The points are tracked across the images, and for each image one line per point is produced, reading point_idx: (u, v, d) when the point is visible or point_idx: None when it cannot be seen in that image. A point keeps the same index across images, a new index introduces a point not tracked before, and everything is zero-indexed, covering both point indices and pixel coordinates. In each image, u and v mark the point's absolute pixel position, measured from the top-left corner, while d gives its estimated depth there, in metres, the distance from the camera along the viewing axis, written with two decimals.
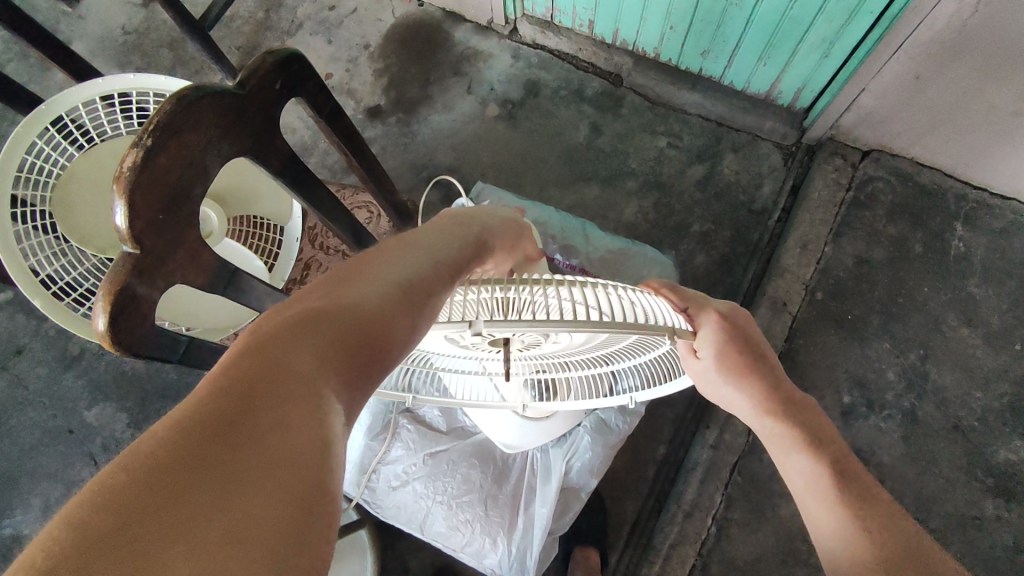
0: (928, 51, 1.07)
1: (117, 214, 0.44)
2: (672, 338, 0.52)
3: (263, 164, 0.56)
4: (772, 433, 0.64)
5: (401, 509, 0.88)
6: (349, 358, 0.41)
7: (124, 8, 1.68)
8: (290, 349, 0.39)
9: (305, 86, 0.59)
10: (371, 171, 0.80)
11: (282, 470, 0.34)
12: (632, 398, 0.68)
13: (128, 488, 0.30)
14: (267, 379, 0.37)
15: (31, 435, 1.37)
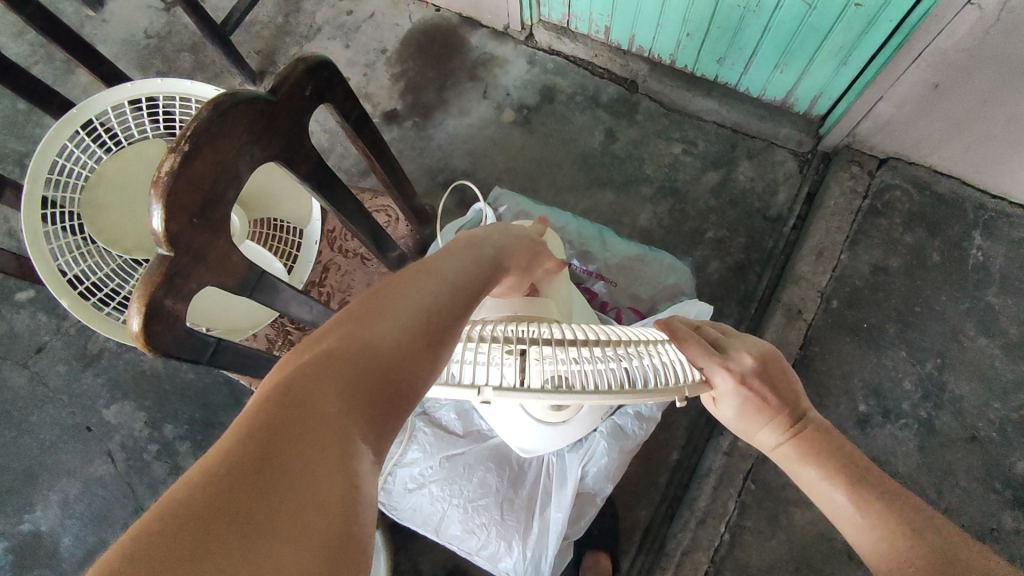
0: (947, 60, 1.07)
1: (153, 217, 0.45)
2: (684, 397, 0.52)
3: (292, 168, 0.57)
4: (802, 477, 0.64)
5: (417, 512, 0.89)
6: (375, 391, 0.40)
7: (146, 12, 1.71)
8: (338, 370, 0.40)
9: (333, 93, 0.59)
10: (393, 175, 0.80)
11: (328, 490, 0.34)
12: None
13: (192, 502, 0.31)
14: (299, 412, 0.37)
15: (51, 431, 1.39)
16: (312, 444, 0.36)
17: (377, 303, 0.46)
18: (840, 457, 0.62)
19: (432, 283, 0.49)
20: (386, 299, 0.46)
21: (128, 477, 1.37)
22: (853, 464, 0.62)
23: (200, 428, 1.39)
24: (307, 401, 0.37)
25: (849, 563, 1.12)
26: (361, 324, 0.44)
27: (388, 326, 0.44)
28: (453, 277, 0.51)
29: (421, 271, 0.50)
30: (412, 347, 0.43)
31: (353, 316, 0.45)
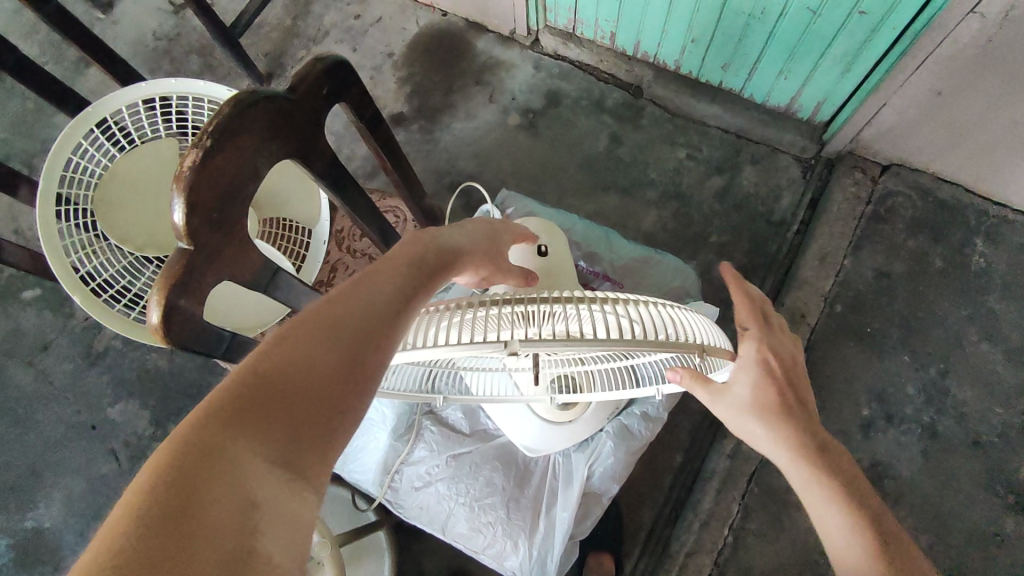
0: (950, 67, 1.08)
1: (175, 212, 0.45)
2: (703, 355, 0.51)
3: (309, 166, 0.58)
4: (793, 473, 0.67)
5: (424, 510, 0.89)
6: (293, 428, 0.42)
7: (155, 14, 1.72)
8: (257, 397, 0.41)
9: (349, 92, 0.60)
10: (404, 175, 0.81)
11: (232, 523, 0.37)
12: (660, 391, 0.69)
13: (107, 540, 0.34)
14: (214, 443, 0.39)
15: (55, 429, 1.40)
16: (222, 474, 0.38)
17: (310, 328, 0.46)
18: (838, 474, 0.66)
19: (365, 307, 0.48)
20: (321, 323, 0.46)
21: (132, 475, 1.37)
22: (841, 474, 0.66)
23: None
24: (221, 432, 0.39)
25: None
26: (291, 353, 0.44)
27: (312, 345, 0.45)
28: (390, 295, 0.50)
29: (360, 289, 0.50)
30: (343, 380, 0.45)
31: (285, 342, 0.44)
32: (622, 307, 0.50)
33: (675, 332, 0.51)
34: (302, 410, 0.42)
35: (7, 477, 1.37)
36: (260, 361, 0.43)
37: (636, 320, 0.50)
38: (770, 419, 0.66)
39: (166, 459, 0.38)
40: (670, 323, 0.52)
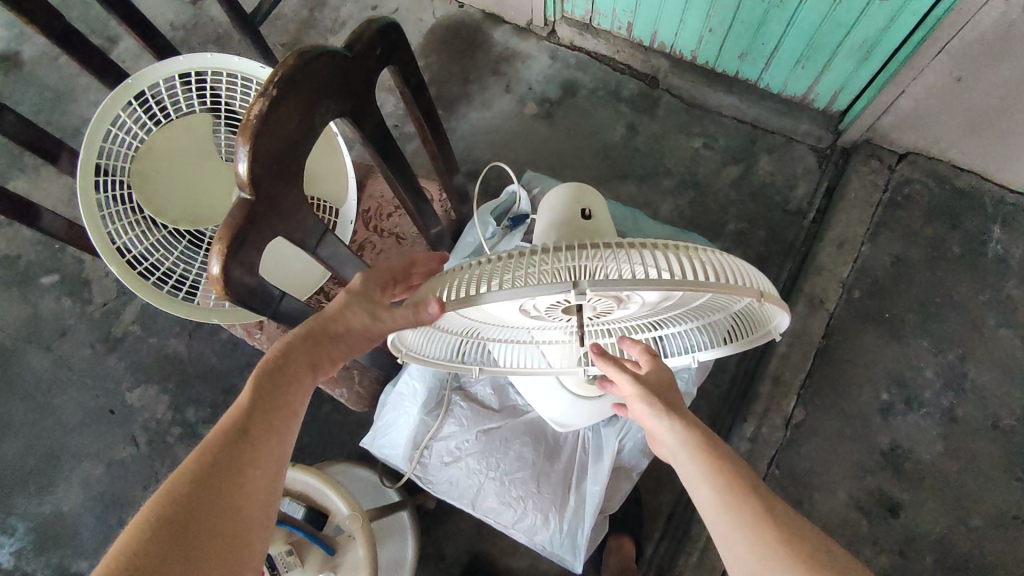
0: (971, 52, 1.09)
1: (241, 160, 0.46)
2: (759, 300, 0.52)
3: (358, 126, 0.59)
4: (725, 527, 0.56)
5: (453, 484, 0.90)
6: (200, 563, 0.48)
7: (173, 4, 1.74)
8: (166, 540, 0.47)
9: (398, 56, 0.61)
10: (442, 150, 0.81)
11: None
12: (695, 359, 0.71)
13: None
14: None
15: (74, 414, 1.40)
16: None
17: (157, 529, 0.48)
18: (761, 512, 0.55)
19: (217, 480, 0.51)
20: (172, 519, 0.48)
21: (151, 460, 1.37)
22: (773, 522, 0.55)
23: (223, 412, 1.39)
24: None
25: (874, 548, 1.14)
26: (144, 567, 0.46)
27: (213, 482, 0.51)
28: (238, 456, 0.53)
29: (215, 453, 0.52)
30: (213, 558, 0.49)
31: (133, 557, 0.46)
32: (685, 253, 0.51)
33: (733, 278, 0.52)
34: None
35: (25, 462, 1.37)
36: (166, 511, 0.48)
37: (693, 267, 0.50)
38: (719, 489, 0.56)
39: None
40: (728, 271, 0.52)
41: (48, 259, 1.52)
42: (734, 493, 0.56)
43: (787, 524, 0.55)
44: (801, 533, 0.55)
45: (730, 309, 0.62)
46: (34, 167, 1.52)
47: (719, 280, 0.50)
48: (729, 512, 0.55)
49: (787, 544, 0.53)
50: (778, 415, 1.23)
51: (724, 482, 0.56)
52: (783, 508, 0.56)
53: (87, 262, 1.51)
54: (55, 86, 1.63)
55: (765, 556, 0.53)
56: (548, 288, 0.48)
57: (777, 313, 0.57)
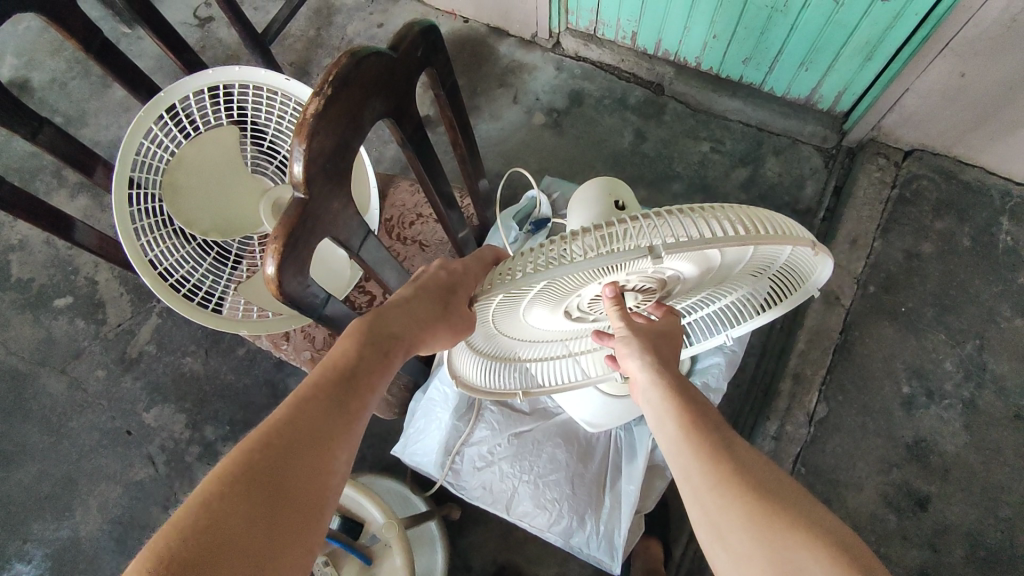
0: (974, 48, 1.11)
1: (297, 158, 0.48)
2: (815, 247, 0.55)
3: (399, 128, 0.60)
4: (685, 469, 0.55)
5: (487, 489, 0.89)
6: (291, 500, 0.48)
7: (181, 28, 1.76)
8: (265, 468, 0.48)
9: (436, 58, 0.63)
10: (471, 154, 0.82)
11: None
12: (728, 336, 0.78)
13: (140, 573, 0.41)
14: (228, 503, 0.46)
15: (90, 436, 1.38)
16: (232, 533, 0.44)
17: (244, 468, 0.48)
18: (720, 448, 0.55)
19: (303, 432, 0.51)
20: (262, 464, 0.48)
21: (168, 481, 1.35)
22: (733, 456, 0.54)
23: (241, 429, 1.38)
24: (235, 498, 0.46)
25: (904, 543, 1.13)
26: (232, 508, 0.45)
27: (306, 423, 0.52)
28: (324, 411, 0.54)
29: (314, 400, 0.54)
30: (299, 503, 0.48)
31: (224, 490, 0.46)
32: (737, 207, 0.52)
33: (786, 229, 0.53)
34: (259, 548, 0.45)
35: (42, 487, 1.35)
36: (268, 439, 0.50)
37: (750, 218, 0.51)
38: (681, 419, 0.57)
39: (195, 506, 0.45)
40: (784, 225, 0.54)
41: (61, 281, 1.52)
42: (689, 428, 0.56)
43: (741, 463, 0.54)
44: (754, 473, 0.53)
45: (773, 270, 0.66)
46: (47, 190, 1.53)
47: (778, 233, 0.51)
48: (684, 447, 0.55)
49: (732, 479, 0.52)
50: (800, 412, 1.23)
51: (680, 417, 0.57)
52: (741, 451, 0.55)
53: (101, 283, 1.51)
54: (65, 111, 1.64)
55: (708, 488, 0.53)
56: (623, 252, 0.47)
57: (822, 259, 0.58)
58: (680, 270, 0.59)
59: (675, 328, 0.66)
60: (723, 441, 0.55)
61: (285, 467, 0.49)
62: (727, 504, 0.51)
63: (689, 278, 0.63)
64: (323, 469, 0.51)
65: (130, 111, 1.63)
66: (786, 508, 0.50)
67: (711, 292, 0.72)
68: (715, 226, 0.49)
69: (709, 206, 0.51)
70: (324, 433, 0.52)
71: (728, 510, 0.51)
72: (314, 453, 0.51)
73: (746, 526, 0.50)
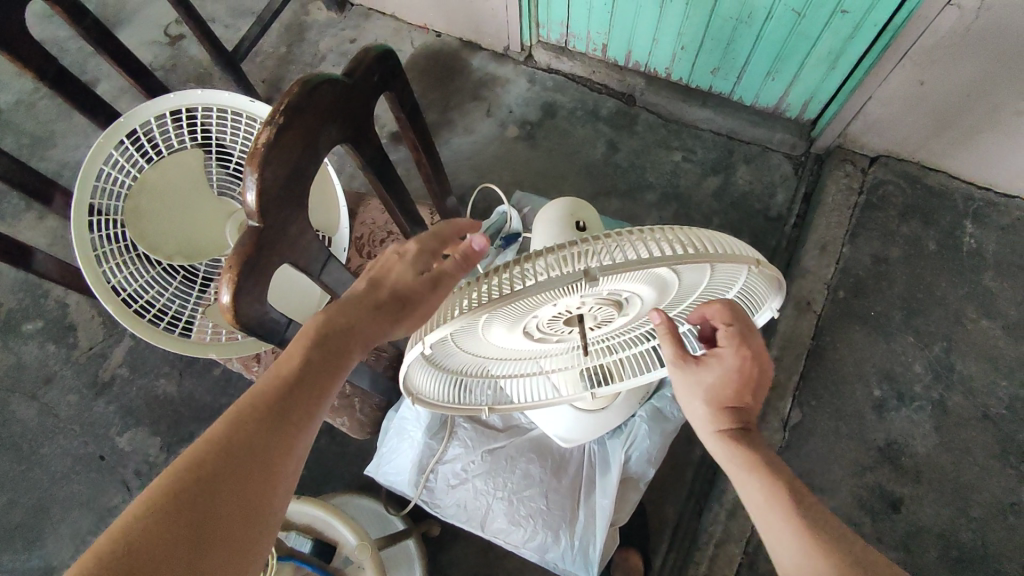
0: (930, 58, 1.14)
1: (251, 190, 0.47)
2: (759, 265, 0.55)
3: (357, 151, 0.60)
4: (750, 495, 0.61)
5: (461, 507, 0.89)
6: (227, 522, 0.47)
7: (152, 47, 1.75)
8: (193, 492, 0.47)
9: (395, 82, 0.63)
10: (437, 172, 0.82)
11: None
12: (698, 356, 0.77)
13: None
14: (153, 532, 0.44)
15: (61, 463, 1.36)
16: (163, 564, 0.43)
17: (175, 491, 0.46)
18: (785, 481, 0.60)
19: (242, 446, 0.50)
20: (193, 486, 0.47)
21: None
22: (801, 497, 0.59)
23: None
24: (165, 527, 0.44)
25: (879, 546, 1.14)
26: (159, 536, 0.44)
27: (244, 441, 0.51)
28: (263, 423, 0.53)
29: (255, 411, 0.53)
30: (234, 524, 0.48)
31: (152, 515, 0.45)
32: (685, 231, 0.53)
33: (731, 249, 0.54)
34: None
35: (12, 516, 1.32)
36: (200, 457, 0.48)
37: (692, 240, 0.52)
38: (740, 448, 0.63)
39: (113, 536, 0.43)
40: (729, 246, 0.54)
41: (30, 306, 1.49)
42: (760, 469, 0.61)
43: (804, 500, 0.59)
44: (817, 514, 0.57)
45: (729, 289, 0.66)
46: (15, 214, 1.51)
47: (723, 253, 0.51)
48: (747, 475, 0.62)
49: (795, 513, 0.58)
50: (775, 418, 1.24)
51: (753, 460, 0.62)
52: (812, 496, 0.60)
53: (72, 306, 1.49)
54: (32, 132, 1.62)
55: (779, 522, 0.58)
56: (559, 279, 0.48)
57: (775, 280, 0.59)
58: (638, 291, 0.60)
59: (753, 355, 0.63)
60: (782, 474, 0.61)
61: (217, 487, 0.48)
62: (796, 539, 0.56)
63: (648, 298, 0.63)
64: (260, 497, 0.50)
65: (99, 132, 1.62)
66: (850, 547, 0.55)
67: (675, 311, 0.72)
68: (653, 248, 0.50)
69: (662, 229, 0.52)
70: (264, 447, 0.52)
71: (788, 541, 0.57)
72: (248, 471, 0.50)
73: (808, 559, 0.55)
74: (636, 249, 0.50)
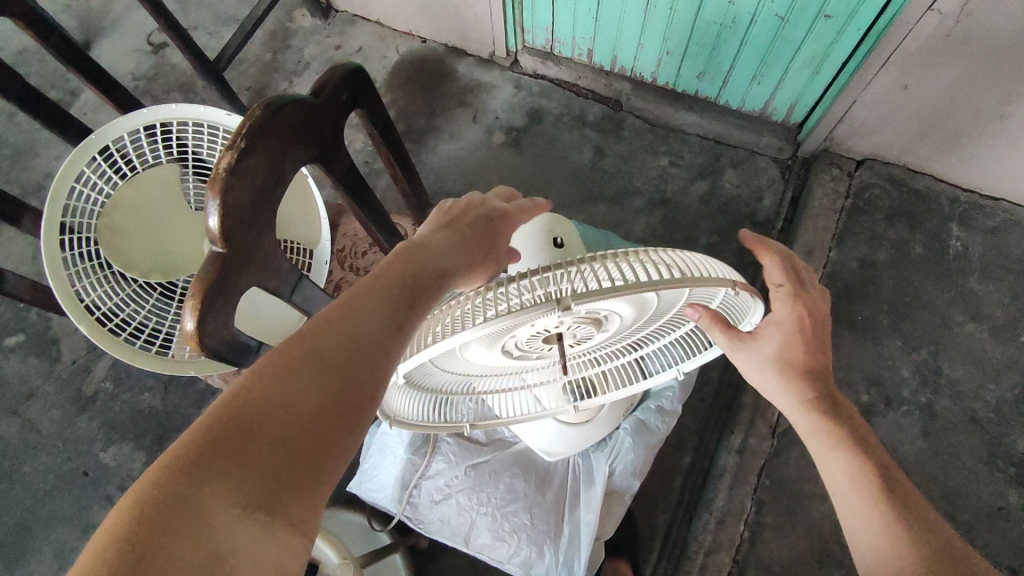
0: (913, 62, 1.14)
1: (212, 215, 0.45)
2: (735, 288, 0.53)
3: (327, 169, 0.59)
4: (813, 435, 0.65)
5: (445, 523, 0.89)
6: (298, 444, 0.43)
7: (134, 56, 1.73)
8: (258, 407, 0.43)
9: (365, 98, 0.62)
10: (414, 188, 0.82)
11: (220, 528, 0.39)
12: (680, 371, 0.76)
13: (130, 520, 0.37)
14: (219, 445, 0.41)
15: (44, 479, 1.34)
16: (224, 480, 0.40)
17: (245, 400, 0.43)
18: (855, 432, 0.64)
19: (316, 363, 0.46)
20: (261, 398, 0.43)
21: None
22: (867, 444, 0.63)
23: None
24: (226, 440, 0.41)
25: None
26: (223, 446, 0.41)
27: (317, 358, 0.46)
28: (341, 340, 0.48)
29: (335, 327, 0.48)
30: (304, 442, 0.43)
31: (219, 422, 0.42)
32: (660, 252, 0.52)
33: (705, 271, 0.53)
34: (222, 543, 0.38)
35: None
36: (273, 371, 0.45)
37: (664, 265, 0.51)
38: (801, 389, 0.66)
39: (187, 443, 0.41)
40: (702, 268, 0.53)
41: (11, 320, 1.47)
42: (852, 450, 0.62)
43: (867, 446, 0.63)
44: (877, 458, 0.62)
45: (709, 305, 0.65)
46: None
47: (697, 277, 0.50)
48: (811, 419, 0.65)
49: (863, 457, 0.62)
50: (763, 425, 1.24)
51: (846, 439, 0.63)
52: (902, 481, 0.61)
53: (54, 320, 1.47)
54: (13, 143, 1.60)
55: (865, 504, 0.60)
56: (530, 309, 0.48)
57: (753, 300, 0.58)
58: (617, 309, 0.59)
59: (810, 313, 0.64)
60: (848, 424, 0.64)
61: (286, 401, 0.44)
62: (880, 523, 0.58)
63: (626, 316, 0.62)
64: (333, 419, 0.45)
65: None
66: (938, 541, 0.56)
67: (655, 326, 0.71)
68: (625, 273, 0.49)
69: (636, 249, 0.52)
70: (342, 364, 0.47)
71: (855, 482, 0.61)
72: (319, 388, 0.45)
73: (874, 499, 0.60)
74: (610, 274, 0.49)
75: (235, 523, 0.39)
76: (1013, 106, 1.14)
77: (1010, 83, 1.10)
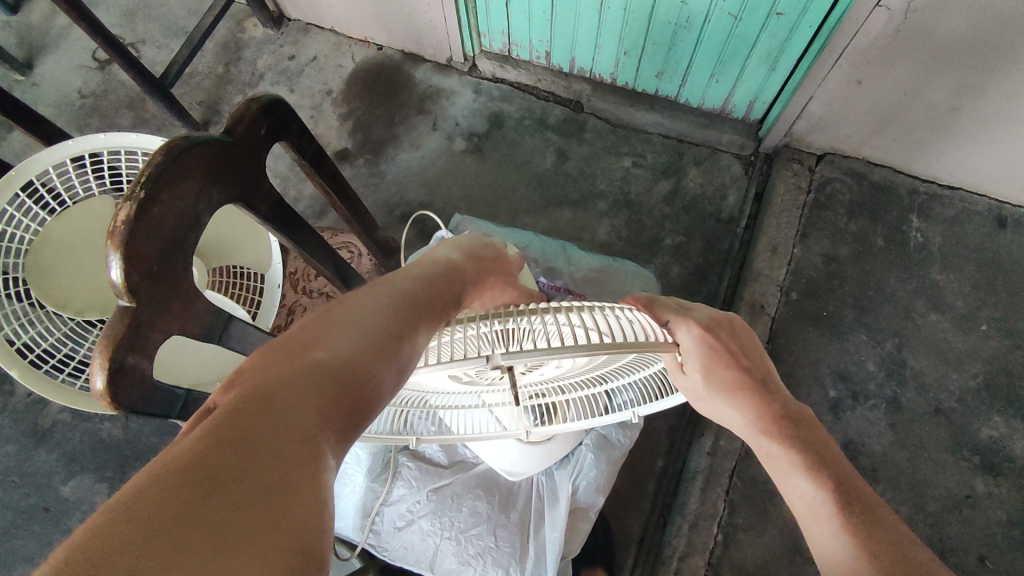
0: (866, 57, 1.13)
1: (112, 268, 0.50)
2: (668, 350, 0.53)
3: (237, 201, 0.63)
4: (772, 456, 0.62)
5: (409, 549, 0.95)
6: (336, 413, 0.43)
7: (80, 72, 1.68)
8: (296, 381, 0.42)
9: (273, 119, 0.68)
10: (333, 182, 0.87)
11: (278, 485, 0.36)
12: (636, 414, 0.71)
13: (168, 475, 0.34)
14: (265, 407, 0.39)
15: (3, 518, 1.30)
16: (277, 438, 0.38)
17: (281, 376, 0.42)
18: (809, 447, 0.61)
19: (343, 347, 0.47)
20: (298, 374, 0.43)
21: None
22: (829, 463, 0.60)
23: None
24: (272, 404, 0.40)
25: None
26: (269, 408, 0.39)
27: (341, 344, 0.47)
28: (361, 329, 0.49)
29: (351, 320, 0.50)
30: (341, 416, 0.43)
31: (262, 392, 0.40)
32: (590, 313, 0.51)
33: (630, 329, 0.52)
34: (293, 456, 0.38)
35: None
36: (303, 355, 0.45)
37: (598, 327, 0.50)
38: (753, 411, 0.63)
39: (224, 412, 0.39)
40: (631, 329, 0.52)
41: None
42: (809, 470, 0.59)
43: (828, 463, 0.60)
44: (840, 477, 0.59)
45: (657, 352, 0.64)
46: None
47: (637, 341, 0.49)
48: (766, 443, 0.62)
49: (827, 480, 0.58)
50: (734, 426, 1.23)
51: (801, 460, 0.60)
52: (867, 494, 0.58)
53: None
54: None
55: (827, 528, 0.56)
56: (462, 361, 0.49)
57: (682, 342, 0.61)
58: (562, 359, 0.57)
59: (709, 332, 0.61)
60: (803, 440, 0.61)
61: (321, 376, 0.44)
62: (841, 544, 0.54)
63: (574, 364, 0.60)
64: (364, 398, 0.45)
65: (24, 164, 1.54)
66: (901, 551, 0.52)
67: (604, 372, 0.67)
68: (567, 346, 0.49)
69: (569, 307, 0.51)
70: (368, 348, 0.47)
71: (815, 506, 0.58)
72: (352, 366, 0.45)
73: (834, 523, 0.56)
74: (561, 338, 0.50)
75: (310, 443, 0.39)
76: (965, 98, 1.14)
77: (962, 76, 1.10)
